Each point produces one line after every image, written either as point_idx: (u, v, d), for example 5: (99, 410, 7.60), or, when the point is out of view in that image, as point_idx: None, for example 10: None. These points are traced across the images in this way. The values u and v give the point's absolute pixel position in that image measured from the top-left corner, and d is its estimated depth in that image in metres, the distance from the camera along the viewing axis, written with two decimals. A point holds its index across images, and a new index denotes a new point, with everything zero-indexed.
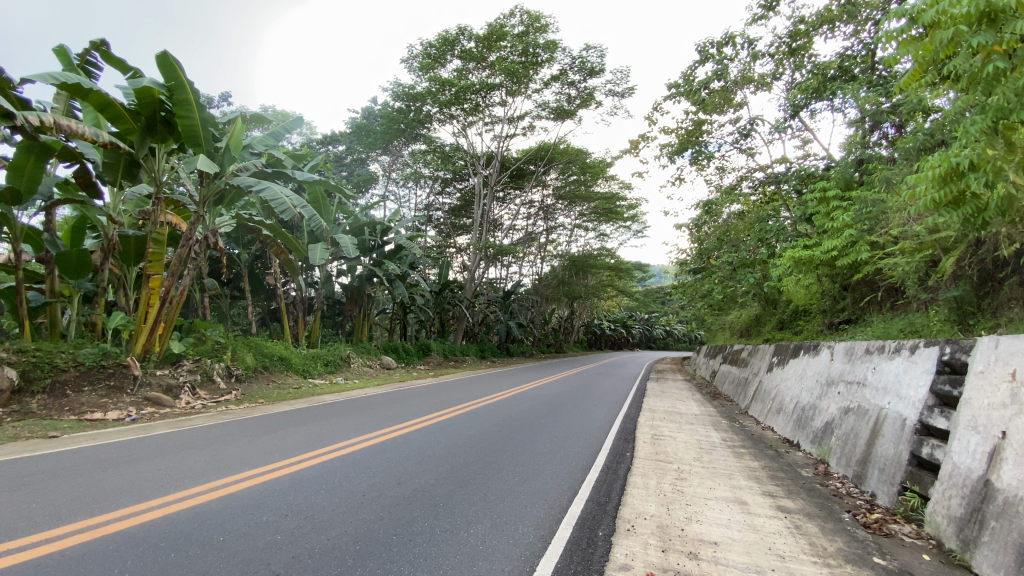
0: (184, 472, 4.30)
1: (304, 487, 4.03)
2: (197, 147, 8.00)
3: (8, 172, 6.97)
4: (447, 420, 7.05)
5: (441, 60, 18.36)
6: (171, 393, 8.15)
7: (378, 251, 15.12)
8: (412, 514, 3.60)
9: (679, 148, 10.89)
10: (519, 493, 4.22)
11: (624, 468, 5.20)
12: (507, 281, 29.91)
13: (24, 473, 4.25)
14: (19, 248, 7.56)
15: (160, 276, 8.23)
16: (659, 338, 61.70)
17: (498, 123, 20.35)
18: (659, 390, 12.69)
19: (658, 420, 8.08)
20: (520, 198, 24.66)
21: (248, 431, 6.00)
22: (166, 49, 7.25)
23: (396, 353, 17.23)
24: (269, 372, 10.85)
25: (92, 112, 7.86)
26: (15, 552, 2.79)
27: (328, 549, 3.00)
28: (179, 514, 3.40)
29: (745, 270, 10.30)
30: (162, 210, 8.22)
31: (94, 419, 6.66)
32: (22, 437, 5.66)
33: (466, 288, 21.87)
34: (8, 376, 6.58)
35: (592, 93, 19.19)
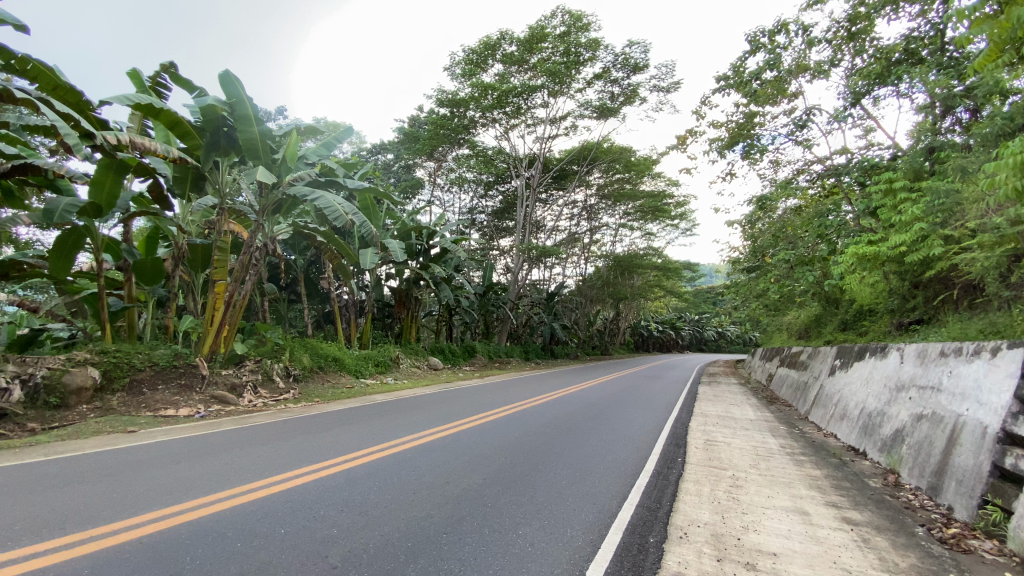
0: (246, 466, 4.54)
1: (357, 484, 4.15)
2: (256, 159, 8.44)
3: (90, 187, 7.59)
4: (493, 421, 7.08)
5: (483, 65, 18.59)
6: (235, 391, 8.63)
7: (424, 255, 15.45)
8: (461, 514, 3.63)
9: (730, 143, 10.51)
10: (568, 496, 4.16)
11: (676, 473, 5.05)
12: (551, 283, 29.86)
13: (107, 465, 4.63)
14: (100, 258, 8.21)
15: (224, 281, 8.73)
16: (710, 340, 59.71)
17: (540, 125, 20.41)
18: (712, 394, 12.25)
19: (711, 425, 7.80)
20: (563, 199, 24.58)
21: (304, 429, 6.26)
22: (227, 68, 7.73)
23: (443, 354, 17.53)
24: (323, 372, 11.27)
25: (162, 129, 8.46)
26: (98, 539, 3.02)
27: (382, 545, 3.07)
28: (244, 506, 3.59)
29: (803, 268, 9.79)
30: (226, 220, 8.73)
31: (167, 415, 7.14)
32: (104, 432, 6.15)
33: (510, 289, 21.99)
34: (91, 375, 7.17)
35: (637, 89, 18.86)
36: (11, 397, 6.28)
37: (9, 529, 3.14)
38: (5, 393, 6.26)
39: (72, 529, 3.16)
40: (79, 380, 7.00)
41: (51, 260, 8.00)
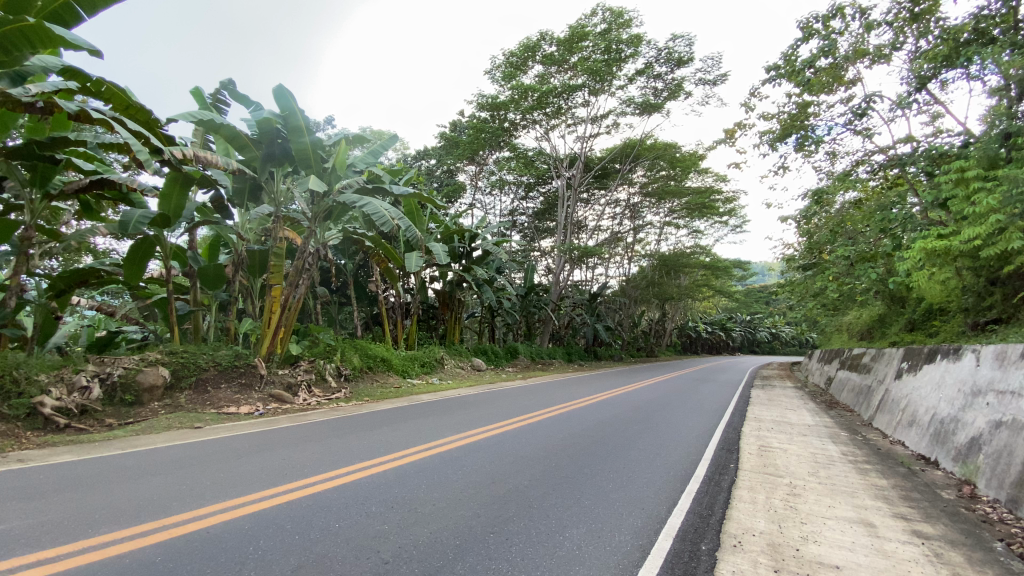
0: (302, 462, 4.73)
1: (406, 482, 4.24)
2: (307, 168, 8.81)
3: (159, 199, 8.13)
4: (538, 422, 7.06)
5: (523, 68, 18.67)
6: (291, 390, 9.03)
7: (467, 257, 15.68)
8: (508, 514, 3.64)
9: (782, 135, 10.06)
10: (614, 500, 4.10)
11: (728, 480, 4.88)
12: (593, 283, 29.58)
13: (177, 458, 4.95)
14: (169, 264, 8.79)
15: (280, 286, 9.15)
16: (763, 342, 57.36)
17: (581, 124, 20.27)
18: (766, 397, 11.74)
19: (765, 430, 7.48)
20: (605, 198, 24.30)
21: (355, 427, 6.46)
22: (281, 82, 8.10)
23: (486, 355, 17.68)
24: (372, 372, 11.62)
25: (223, 143, 8.97)
26: (170, 527, 3.24)
27: (431, 542, 3.12)
28: (301, 500, 3.75)
29: (864, 265, 9.24)
30: (281, 226, 9.14)
31: (229, 412, 7.57)
32: (174, 427, 6.59)
33: (552, 291, 21.93)
34: (162, 374, 7.67)
35: (681, 84, 18.42)
36: (91, 395, 6.78)
37: (91, 517, 3.41)
38: (86, 390, 6.77)
39: (145, 519, 3.39)
40: (151, 378, 7.50)
41: (126, 267, 8.57)
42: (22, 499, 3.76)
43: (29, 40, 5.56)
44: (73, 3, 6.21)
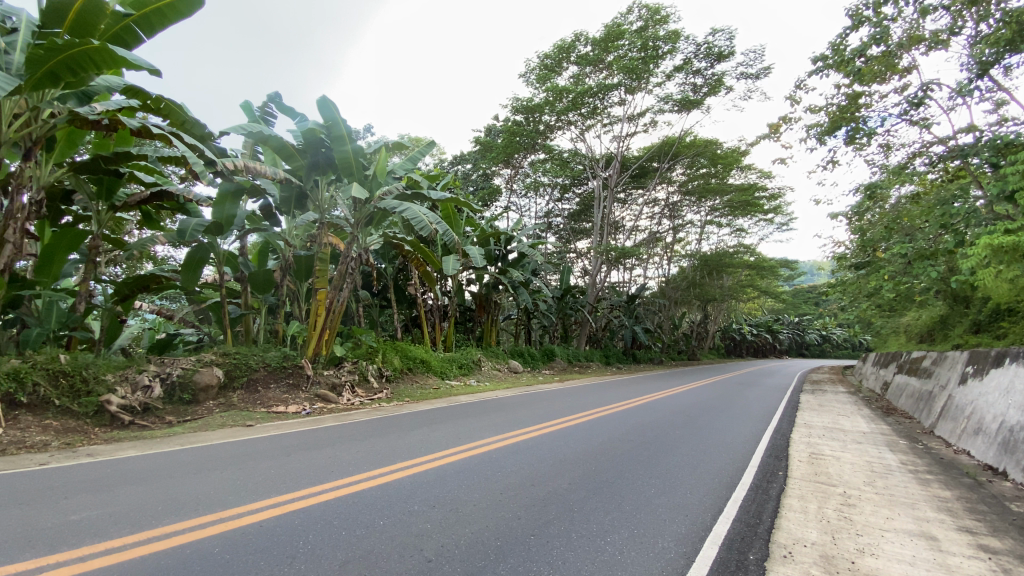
0: (347, 460, 4.88)
1: (448, 481, 4.30)
2: (349, 175, 9.09)
3: (212, 208, 8.56)
4: (578, 424, 7.01)
5: (558, 69, 18.65)
6: (335, 390, 9.34)
7: (503, 260, 15.80)
8: (548, 517, 3.64)
9: (831, 128, 9.63)
10: (657, 505, 4.02)
11: (777, 488, 4.70)
12: (631, 284, 29.17)
13: (231, 454, 5.21)
14: (222, 270, 9.24)
15: (325, 289, 9.46)
16: (813, 344, 54.91)
17: (617, 123, 20.09)
18: (816, 403, 11.24)
19: (815, 436, 7.17)
20: (643, 197, 23.93)
21: (396, 427, 6.61)
22: (325, 94, 8.39)
23: (522, 357, 17.70)
24: (412, 373, 11.86)
25: (270, 153, 9.38)
26: (226, 520, 3.40)
27: (472, 542, 3.15)
28: (347, 497, 3.86)
29: (923, 262, 8.72)
30: (325, 233, 9.46)
31: (278, 411, 7.89)
32: (228, 425, 6.93)
33: (588, 293, 21.74)
34: (216, 374, 8.04)
35: (722, 79, 17.95)
36: (153, 393, 7.15)
37: (155, 509, 3.63)
38: (148, 389, 7.14)
39: (203, 511, 3.58)
40: (206, 378, 7.89)
41: (183, 274, 9.08)
42: (92, 491, 4.05)
43: (93, 61, 5.97)
44: (134, 24, 6.64)
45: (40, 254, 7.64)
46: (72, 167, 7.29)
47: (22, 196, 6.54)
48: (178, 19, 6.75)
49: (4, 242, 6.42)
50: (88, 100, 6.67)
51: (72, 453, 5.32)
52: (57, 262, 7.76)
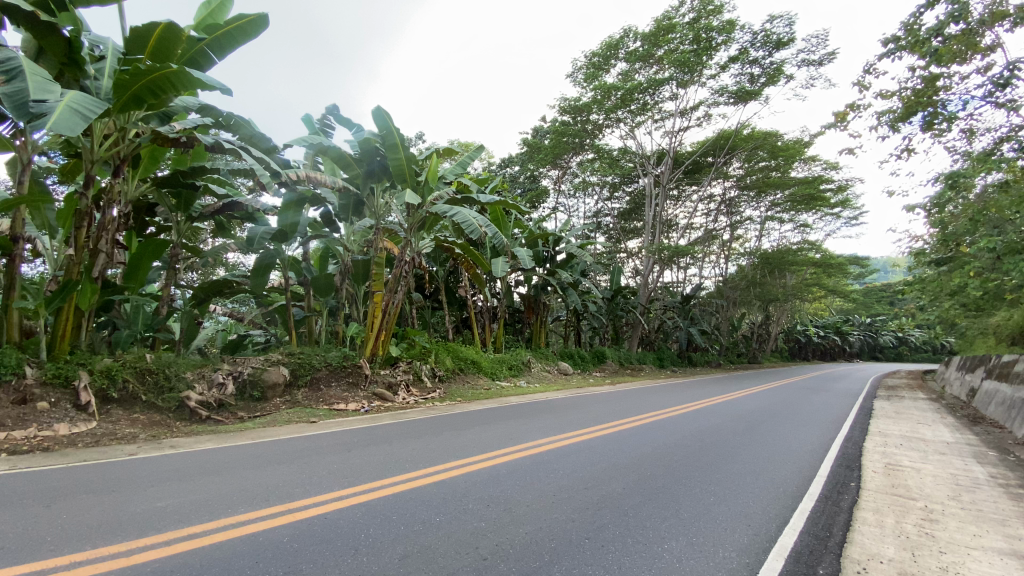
0: (404, 457, 5.04)
1: (501, 481, 4.34)
2: (403, 182, 9.38)
3: (278, 216, 9.08)
4: (632, 428, 6.89)
5: (606, 66, 18.40)
6: (392, 389, 9.69)
7: (552, 261, 15.79)
8: (603, 521, 3.60)
9: (904, 114, 8.95)
10: (717, 514, 3.88)
11: (848, 499, 4.42)
12: (685, 284, 28.33)
13: (297, 449, 5.51)
14: (287, 275, 9.77)
15: (381, 292, 9.82)
16: (887, 346, 51.11)
17: (668, 118, 19.61)
18: (892, 410, 10.45)
19: (891, 446, 6.66)
20: (697, 194, 23.20)
21: (449, 426, 6.75)
22: (380, 104, 8.70)
23: (573, 359, 17.58)
24: (463, 374, 12.07)
25: (330, 163, 9.84)
26: (292, 512, 3.60)
27: (527, 543, 3.17)
28: (404, 493, 3.98)
29: (1016, 257, 7.92)
30: (381, 238, 9.79)
31: (339, 408, 8.27)
32: (294, 421, 7.34)
33: (640, 293, 21.29)
34: (283, 373, 8.51)
35: (782, 67, 17.11)
36: (226, 390, 7.73)
37: (230, 498, 3.90)
38: (222, 386, 7.72)
39: (274, 502, 3.81)
40: (274, 376, 8.35)
41: (252, 279, 9.54)
42: (175, 480, 4.41)
43: (173, 85, 6.50)
44: (206, 48, 7.18)
45: (127, 261, 8.26)
46: (154, 182, 7.94)
47: (112, 210, 7.19)
48: (246, 41, 7.26)
49: (98, 253, 7.12)
50: (168, 120, 7.25)
51: (157, 445, 5.81)
52: (143, 270, 8.32)
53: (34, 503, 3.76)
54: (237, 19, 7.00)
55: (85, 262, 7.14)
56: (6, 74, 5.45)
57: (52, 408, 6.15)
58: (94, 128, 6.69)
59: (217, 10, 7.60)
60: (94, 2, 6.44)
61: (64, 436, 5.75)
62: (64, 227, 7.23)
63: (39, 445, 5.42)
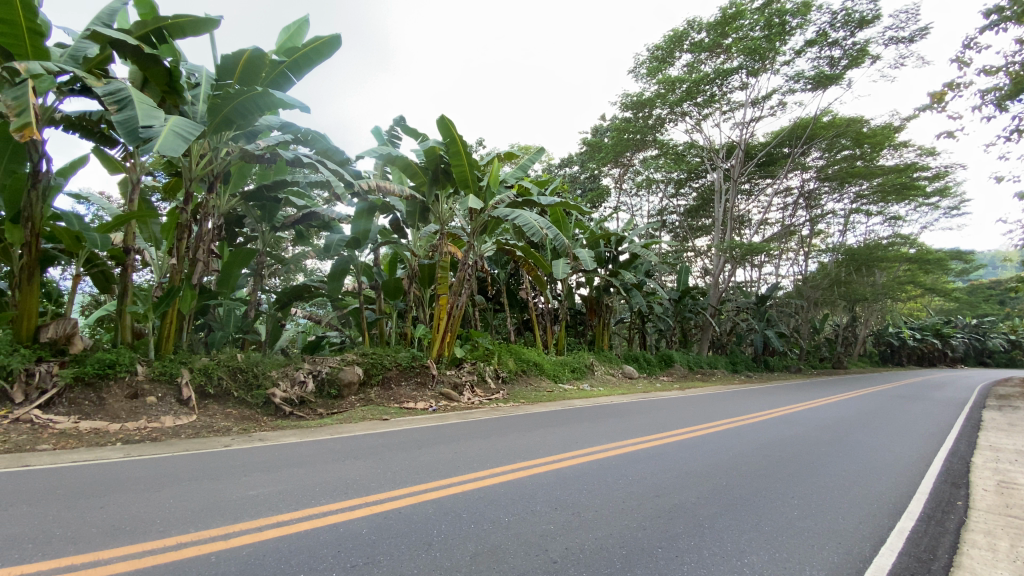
0: (471, 457, 5.13)
1: (568, 485, 4.31)
2: (467, 188, 9.61)
3: (352, 224, 9.57)
4: (704, 435, 6.59)
5: (670, 60, 17.83)
6: (457, 389, 9.96)
7: (614, 262, 15.55)
8: (676, 530, 3.48)
9: (1013, 91, 7.98)
10: (802, 529, 3.63)
11: (955, 520, 3.98)
12: (758, 283, 26.82)
13: (372, 445, 5.78)
14: (360, 280, 10.22)
15: (446, 294, 10.12)
16: (999, 352, 45.44)
17: (738, 109, 18.71)
18: (1006, 422, 9.28)
19: (1005, 462, 5.92)
20: (771, 187, 21.92)
21: (515, 427, 6.80)
22: (444, 113, 8.94)
23: (638, 362, 17.15)
24: (526, 375, 12.14)
25: (398, 172, 10.22)
26: (368, 505, 3.77)
27: (596, 548, 3.13)
28: (472, 491, 4.06)
29: None
30: (445, 242, 10.07)
31: (409, 407, 8.60)
32: (368, 418, 7.69)
33: (710, 294, 20.38)
34: (357, 372, 8.94)
35: (867, 47, 15.79)
36: (307, 388, 8.18)
37: (315, 489, 4.17)
38: (304, 384, 8.17)
39: (352, 495, 4.03)
40: (349, 375, 8.77)
41: (329, 283, 10.11)
42: (266, 470, 4.78)
43: (259, 107, 7.07)
44: (287, 70, 7.72)
45: (220, 268, 8.99)
46: (243, 196, 8.60)
47: (207, 222, 7.88)
48: (321, 60, 7.74)
49: (196, 261, 7.82)
50: (255, 138, 7.88)
51: (247, 438, 6.30)
52: (234, 276, 9.03)
53: (146, 488, 4.22)
54: (313, 41, 7.48)
55: (186, 269, 7.84)
56: (119, 104, 6.15)
57: (159, 402, 6.93)
58: (192, 148, 7.38)
59: (295, 34, 8.15)
60: (189, 34, 7.10)
61: (169, 428, 6.41)
62: (167, 239, 7.98)
63: (149, 435, 6.08)
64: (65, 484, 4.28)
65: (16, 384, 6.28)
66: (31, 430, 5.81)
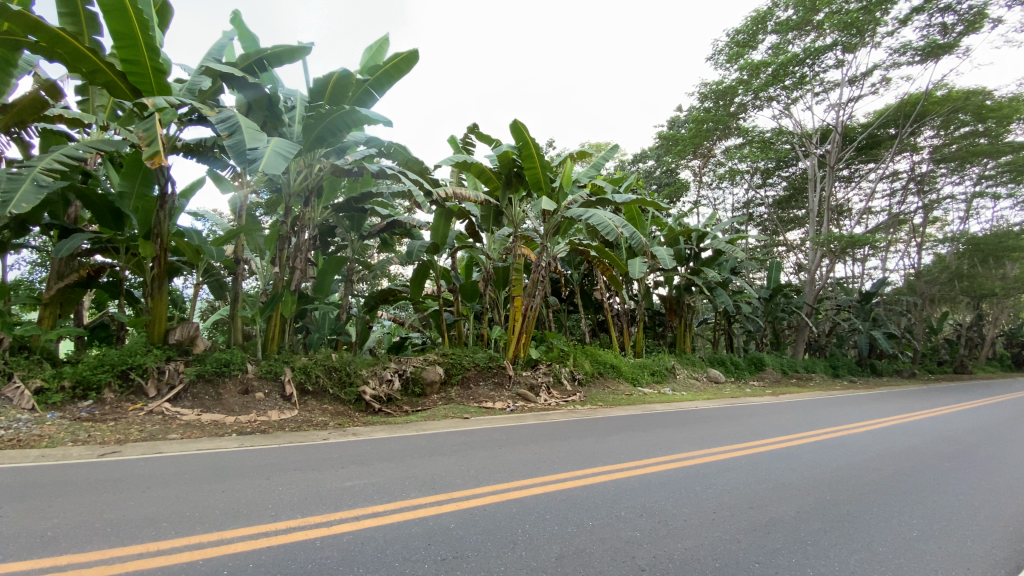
0: (552, 458, 5.16)
1: (653, 491, 4.18)
2: (540, 190, 9.65)
3: (431, 231, 9.99)
4: (802, 444, 6.12)
5: (753, 44, 16.76)
6: (534, 390, 10.04)
7: (695, 259, 14.90)
8: (774, 545, 3.25)
9: None
10: (922, 551, 3.25)
11: None
12: (861, 279, 24.40)
13: (455, 443, 5.99)
14: (439, 283, 10.59)
15: (521, 296, 10.23)
16: None
17: (834, 89, 17.21)
18: None
19: None
20: (874, 172, 19.92)
21: (595, 429, 6.72)
22: (516, 117, 9.04)
23: (724, 366, 16.25)
24: (603, 378, 11.94)
25: (473, 178, 10.47)
26: (453, 501, 3.89)
27: (687, 558, 3.01)
28: (554, 493, 4.06)
29: None
30: (519, 245, 10.18)
31: (488, 406, 8.80)
32: (448, 416, 7.96)
33: (804, 292, 18.84)
34: (438, 371, 9.29)
35: (987, 9, 13.88)
36: (394, 386, 8.61)
37: (405, 483, 4.39)
38: (391, 382, 8.61)
39: (440, 490, 4.19)
40: (431, 375, 9.15)
41: (412, 287, 10.60)
42: (360, 463, 5.11)
43: (347, 123, 7.58)
44: (370, 88, 8.19)
45: (316, 276, 9.70)
46: (334, 208, 9.25)
47: (304, 233, 8.56)
48: (401, 76, 8.14)
49: (295, 269, 8.51)
50: (344, 153, 8.43)
51: (342, 432, 6.76)
52: (328, 282, 9.73)
53: (258, 476, 4.67)
54: (393, 57, 7.89)
55: (287, 276, 8.56)
56: (229, 130, 6.85)
57: (266, 397, 7.65)
58: (290, 166, 8.09)
59: (376, 53, 8.66)
60: (285, 61, 7.77)
61: (275, 421, 7.05)
62: (271, 249, 8.78)
63: (259, 428, 6.71)
64: (193, 469, 4.86)
65: (150, 379, 7.21)
66: (163, 420, 6.66)
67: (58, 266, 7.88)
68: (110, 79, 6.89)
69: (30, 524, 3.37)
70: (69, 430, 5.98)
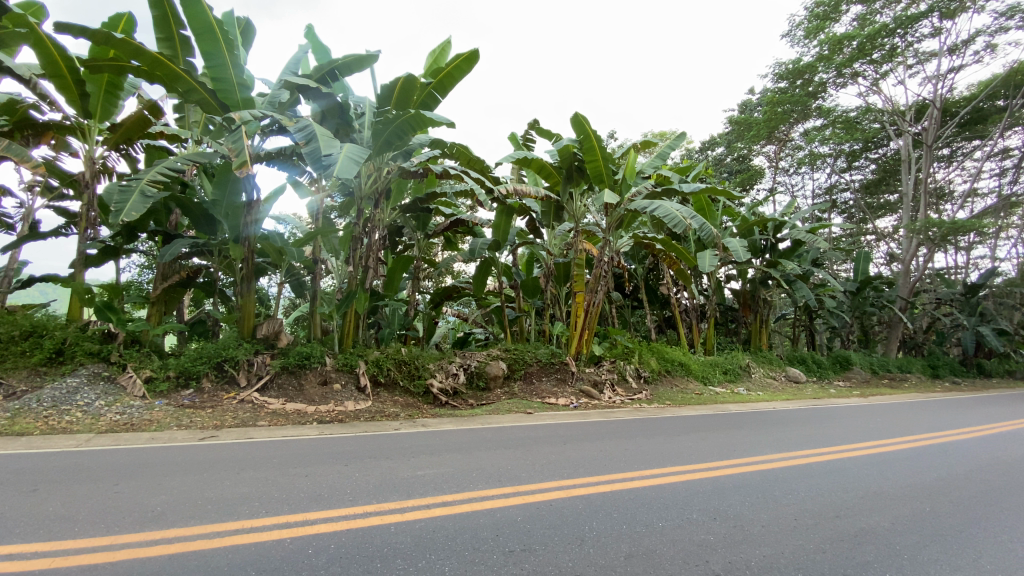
0: (619, 456, 5.07)
1: (727, 495, 4.01)
2: (602, 183, 9.49)
3: (492, 229, 10.14)
4: (897, 450, 5.60)
5: (835, 16, 15.47)
6: (597, 387, 9.94)
7: (771, 251, 14.04)
8: (865, 558, 3.02)
9: None
10: None
11: None
12: (966, 269, 21.91)
13: (521, 437, 6.04)
14: (501, 280, 10.71)
15: (583, 292, 10.14)
16: None
17: (930, 60, 15.56)
18: None
19: None
20: (981, 149, 17.82)
21: (664, 429, 6.53)
22: (577, 110, 8.94)
23: (805, 364, 15.22)
24: (670, 375, 11.58)
25: (534, 174, 10.48)
26: (517, 495, 3.95)
27: (765, 566, 2.87)
28: (621, 492, 4.01)
29: None
30: (580, 240, 10.08)
31: (551, 402, 8.82)
32: (512, 411, 8.06)
33: (897, 285, 17.20)
34: (502, 366, 9.43)
35: None
36: (459, 380, 8.86)
37: (472, 475, 4.50)
38: (456, 376, 8.86)
39: (507, 483, 4.26)
40: (495, 369, 9.31)
41: (475, 283, 10.81)
42: (429, 454, 5.30)
43: (412, 126, 7.83)
44: (434, 90, 8.40)
45: (386, 274, 10.15)
46: (401, 208, 9.61)
47: (374, 234, 8.98)
48: (463, 76, 8.29)
49: (368, 267, 8.96)
50: (409, 155, 8.72)
51: (412, 423, 7.05)
52: (396, 280, 10.16)
53: (336, 463, 4.97)
54: (455, 58, 8.04)
55: (360, 275, 9.02)
56: (306, 138, 7.30)
57: (343, 388, 8.10)
58: (361, 170, 8.50)
59: (439, 55, 8.88)
60: (355, 70, 8.14)
61: (351, 411, 7.47)
62: (345, 250, 9.29)
63: (337, 417, 7.16)
64: (279, 454, 5.27)
65: (240, 370, 7.90)
66: (253, 408, 7.27)
67: (163, 268, 8.81)
68: (202, 96, 7.55)
69: (144, 500, 3.81)
70: (175, 415, 6.68)
